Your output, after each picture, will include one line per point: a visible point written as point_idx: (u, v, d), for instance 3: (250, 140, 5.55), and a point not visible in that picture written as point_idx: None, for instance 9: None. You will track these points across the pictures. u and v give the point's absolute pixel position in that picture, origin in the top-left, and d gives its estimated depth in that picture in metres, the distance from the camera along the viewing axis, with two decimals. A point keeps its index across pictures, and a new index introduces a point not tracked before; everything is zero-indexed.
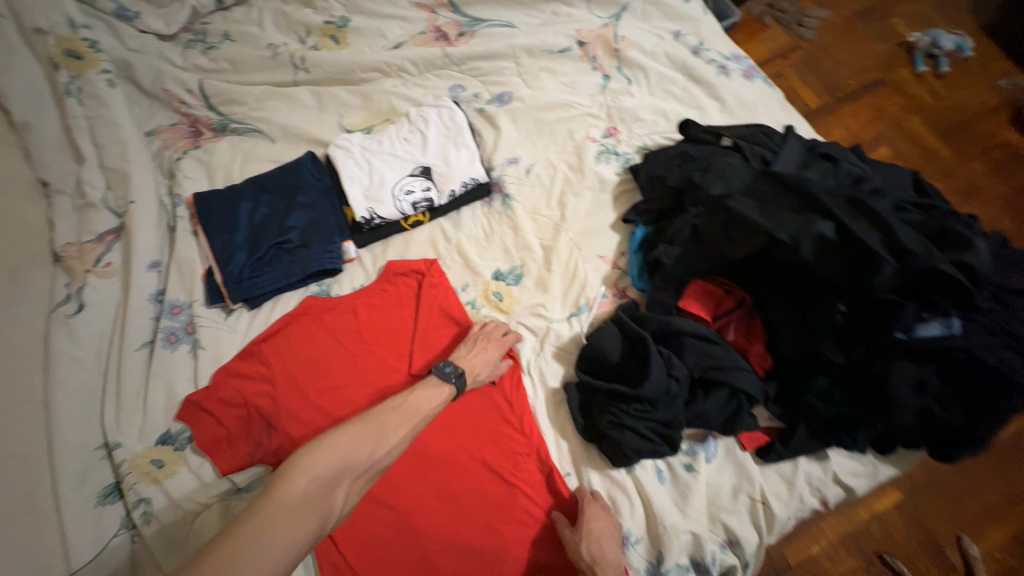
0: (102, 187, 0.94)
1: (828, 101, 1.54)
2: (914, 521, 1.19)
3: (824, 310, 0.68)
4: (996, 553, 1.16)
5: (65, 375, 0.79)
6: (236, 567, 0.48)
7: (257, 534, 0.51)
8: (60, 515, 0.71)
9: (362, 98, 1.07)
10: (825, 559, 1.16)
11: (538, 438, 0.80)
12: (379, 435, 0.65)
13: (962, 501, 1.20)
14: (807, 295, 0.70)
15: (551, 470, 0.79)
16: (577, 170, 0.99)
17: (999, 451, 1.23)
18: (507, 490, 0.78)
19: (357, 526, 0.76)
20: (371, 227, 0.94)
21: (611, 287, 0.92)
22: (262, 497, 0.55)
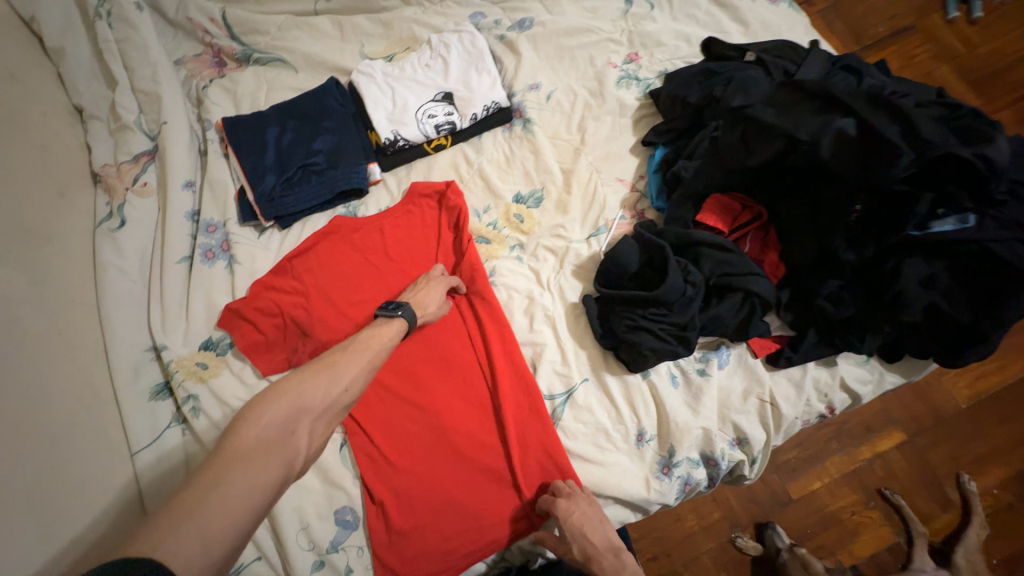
0: (135, 110, 0.97)
1: (855, 49, 1.50)
2: (916, 460, 1.22)
3: (839, 209, 0.72)
4: (995, 490, 1.20)
5: (113, 283, 0.84)
6: (200, 514, 0.46)
7: (216, 482, 0.48)
8: (119, 403, 0.78)
9: (383, 27, 1.08)
10: (826, 494, 1.21)
11: (514, 347, 0.84)
12: (329, 375, 0.64)
13: (968, 443, 1.23)
14: (824, 198, 0.73)
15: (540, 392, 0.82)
16: (597, 96, 1.00)
17: (1009, 395, 1.25)
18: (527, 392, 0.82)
19: (389, 423, 0.82)
20: (395, 149, 0.96)
21: (629, 210, 0.94)
22: (212, 451, 0.52)
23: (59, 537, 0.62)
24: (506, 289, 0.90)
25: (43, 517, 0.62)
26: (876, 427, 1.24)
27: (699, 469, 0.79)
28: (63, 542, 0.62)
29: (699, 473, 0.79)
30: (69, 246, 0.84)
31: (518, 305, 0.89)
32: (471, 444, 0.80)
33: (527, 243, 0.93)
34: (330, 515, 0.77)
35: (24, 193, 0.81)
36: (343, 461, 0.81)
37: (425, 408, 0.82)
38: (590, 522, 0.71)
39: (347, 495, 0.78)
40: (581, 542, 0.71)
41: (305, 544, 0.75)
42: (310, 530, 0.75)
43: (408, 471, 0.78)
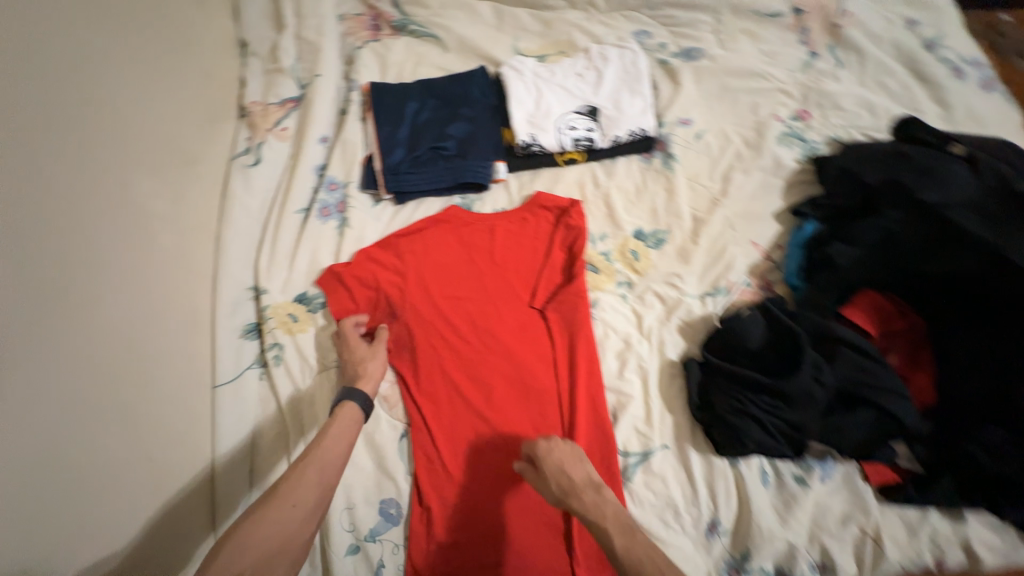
0: (293, 56, 1.00)
1: None
2: None
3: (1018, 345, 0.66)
4: None
5: (235, 217, 0.87)
6: None
7: None
8: (215, 333, 0.80)
9: (542, 25, 1.05)
10: None
11: (598, 387, 0.79)
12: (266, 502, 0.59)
13: None
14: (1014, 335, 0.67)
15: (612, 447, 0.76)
16: (752, 147, 0.91)
17: None
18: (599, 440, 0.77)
19: (453, 428, 0.79)
20: (527, 152, 0.92)
21: (757, 278, 0.86)
22: None
23: (137, 454, 0.65)
24: (604, 327, 0.84)
25: (132, 429, 0.65)
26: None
27: None
28: (141, 460, 0.65)
29: None
30: (206, 172, 0.87)
31: (611, 347, 0.83)
32: (530, 477, 0.76)
33: (638, 284, 0.87)
34: (374, 503, 0.76)
35: (182, 117, 0.86)
36: (399, 454, 0.79)
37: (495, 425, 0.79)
38: (570, 457, 0.68)
39: (395, 489, 0.77)
40: (559, 476, 0.66)
41: (345, 525, 0.74)
42: (354, 512, 0.75)
43: (460, 484, 0.76)
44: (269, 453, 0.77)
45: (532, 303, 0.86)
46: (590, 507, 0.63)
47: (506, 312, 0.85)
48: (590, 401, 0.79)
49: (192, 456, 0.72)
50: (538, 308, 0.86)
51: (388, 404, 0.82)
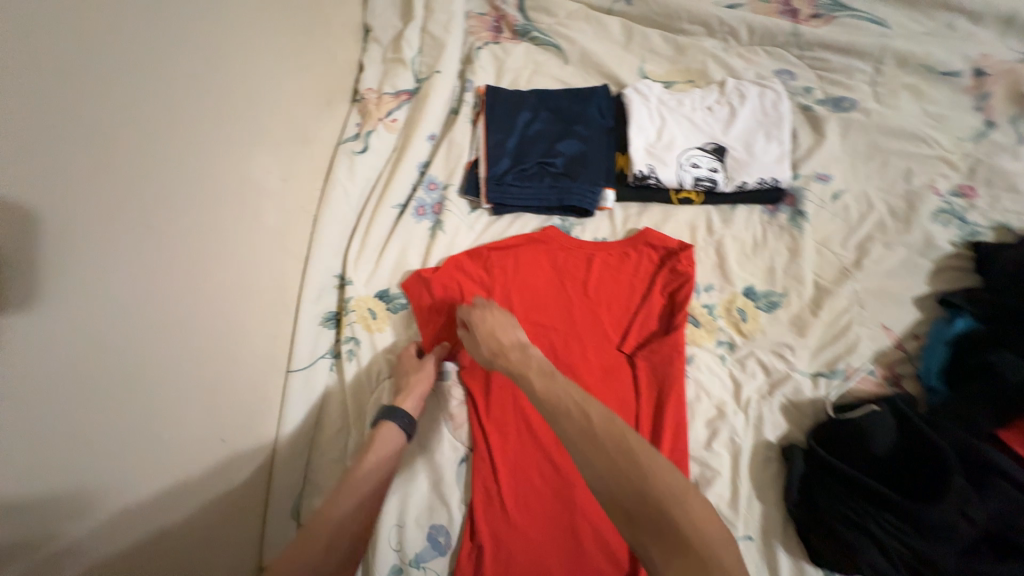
0: (415, 49, 0.98)
1: None
2: None
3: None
4: None
5: (335, 202, 0.85)
6: None
7: None
8: (297, 317, 0.78)
9: (674, 50, 0.98)
10: None
11: (682, 455, 0.71)
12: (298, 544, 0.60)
13: None
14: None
15: None
16: (899, 218, 0.81)
17: None
18: None
19: (519, 465, 0.74)
20: (640, 184, 0.86)
21: (883, 368, 0.75)
22: None
23: (213, 433, 0.63)
24: (697, 388, 0.76)
25: (216, 404, 0.64)
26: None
27: None
28: (215, 440, 0.64)
29: None
30: (316, 152, 0.86)
31: (702, 412, 0.75)
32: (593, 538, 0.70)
33: (741, 347, 0.79)
34: (424, 527, 0.72)
35: (304, 94, 0.85)
36: (458, 479, 0.75)
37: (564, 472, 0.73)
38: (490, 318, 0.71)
39: (447, 516, 0.73)
40: (490, 338, 0.68)
41: (392, 542, 0.71)
42: (403, 531, 0.71)
43: (519, 529, 0.70)
44: (330, 447, 0.76)
45: (621, 346, 0.80)
46: (514, 361, 0.64)
47: (592, 351, 0.79)
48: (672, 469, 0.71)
49: (259, 440, 0.71)
50: (626, 353, 0.80)
51: (454, 422, 0.78)
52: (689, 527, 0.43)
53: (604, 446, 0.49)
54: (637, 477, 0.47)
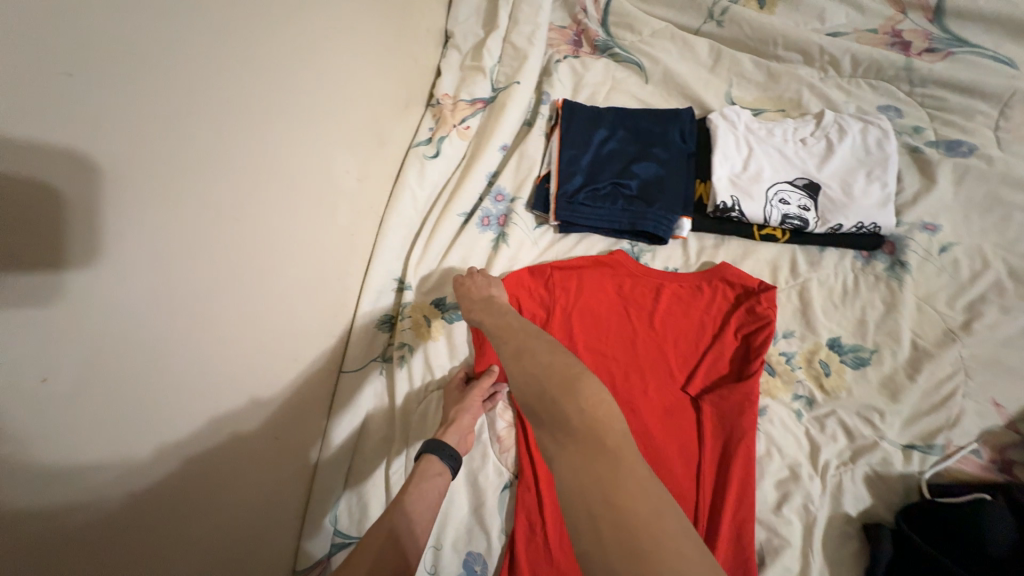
0: (494, 58, 0.97)
1: None
2: None
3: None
4: None
5: (403, 205, 0.84)
6: None
7: None
8: (356, 318, 0.78)
9: (766, 76, 0.92)
10: None
11: (747, 518, 0.64)
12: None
13: None
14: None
15: None
16: (1020, 281, 0.71)
17: None
18: None
19: None
20: (720, 215, 0.80)
21: (992, 450, 0.66)
22: None
23: (268, 432, 0.62)
24: (768, 443, 0.70)
25: (276, 402, 0.63)
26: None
27: None
28: (270, 437, 0.62)
29: None
30: (390, 154, 0.86)
31: (772, 471, 0.69)
32: None
33: (822, 405, 0.71)
34: (460, 552, 0.69)
35: (387, 95, 0.84)
36: (499, 506, 0.71)
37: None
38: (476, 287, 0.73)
39: (486, 544, 0.69)
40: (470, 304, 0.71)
41: (426, 564, 0.68)
42: (439, 554, 0.68)
43: (562, 574, 0.65)
44: (373, 453, 0.75)
45: (686, 386, 0.74)
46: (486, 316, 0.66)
47: (653, 388, 0.74)
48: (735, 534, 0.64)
49: (309, 438, 0.70)
50: (690, 395, 0.74)
51: (500, 444, 0.75)
52: (591, 419, 0.45)
53: (539, 365, 0.51)
54: (552, 388, 0.48)
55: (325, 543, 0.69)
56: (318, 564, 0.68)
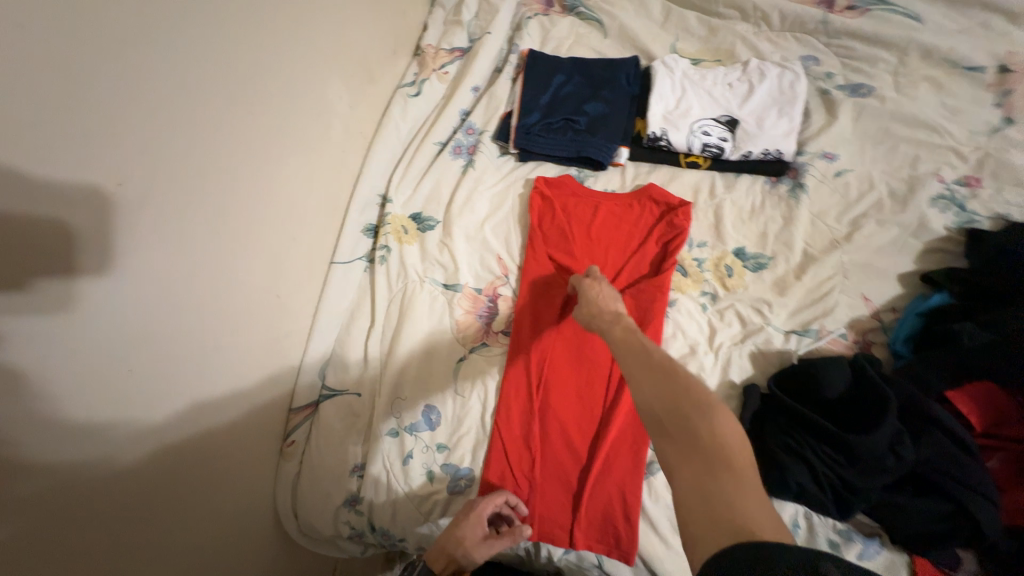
0: (472, 14, 1.12)
1: None
2: None
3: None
4: None
5: (388, 134, 1.01)
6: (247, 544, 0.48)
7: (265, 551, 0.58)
8: (344, 221, 0.95)
9: (707, 30, 1.05)
10: None
11: None
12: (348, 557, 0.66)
13: None
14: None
15: (641, 441, 0.77)
16: (897, 200, 0.85)
17: None
18: (632, 427, 0.79)
19: (509, 372, 0.85)
20: (653, 144, 0.95)
21: (855, 333, 0.80)
22: None
23: (270, 289, 0.79)
24: (674, 327, 0.85)
25: (277, 268, 0.81)
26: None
27: None
28: (273, 294, 0.80)
29: None
30: (378, 91, 1.02)
31: (675, 347, 0.83)
32: (559, 442, 0.81)
33: (722, 299, 0.86)
34: (421, 405, 0.85)
35: (374, 39, 1.00)
36: (454, 372, 0.87)
37: (548, 386, 0.84)
38: (611, 294, 0.70)
39: (440, 400, 0.85)
40: (598, 304, 0.67)
41: (393, 412, 0.85)
42: (403, 404, 0.85)
43: (499, 420, 0.82)
44: (355, 330, 0.92)
45: (613, 282, 0.89)
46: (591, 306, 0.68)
47: None
48: None
49: (302, 310, 0.88)
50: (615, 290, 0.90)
51: (458, 327, 0.90)
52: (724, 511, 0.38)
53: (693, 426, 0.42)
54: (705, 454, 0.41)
55: (315, 393, 0.88)
56: (309, 406, 0.87)
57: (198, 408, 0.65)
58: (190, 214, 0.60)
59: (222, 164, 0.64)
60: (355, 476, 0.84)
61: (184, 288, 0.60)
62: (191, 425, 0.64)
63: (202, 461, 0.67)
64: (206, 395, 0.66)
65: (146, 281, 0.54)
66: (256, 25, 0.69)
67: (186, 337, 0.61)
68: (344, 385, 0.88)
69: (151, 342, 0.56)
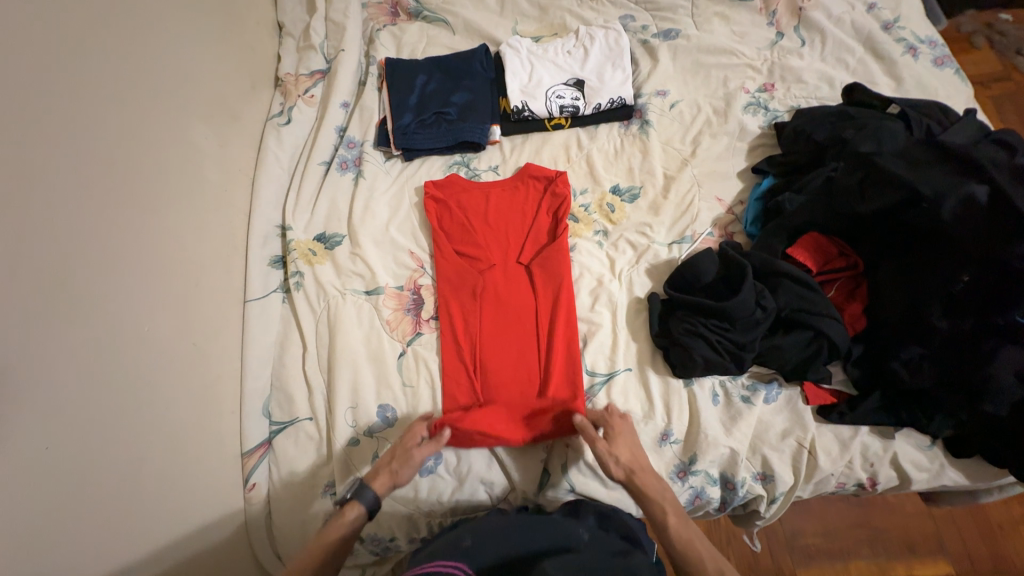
0: (322, 36, 1.16)
1: (1014, 122, 1.54)
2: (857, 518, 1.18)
3: (939, 262, 0.71)
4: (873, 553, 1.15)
5: (268, 166, 1.02)
6: None
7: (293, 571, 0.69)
8: (248, 259, 0.95)
9: (539, 10, 1.18)
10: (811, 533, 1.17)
11: (573, 330, 0.89)
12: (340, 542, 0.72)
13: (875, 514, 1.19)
14: (946, 265, 0.70)
15: (577, 390, 0.85)
16: (721, 115, 1.02)
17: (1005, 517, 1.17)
18: (567, 379, 0.86)
19: (449, 362, 0.90)
20: (519, 117, 1.06)
21: (719, 229, 0.95)
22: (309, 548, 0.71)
23: (182, 340, 0.79)
24: (579, 267, 0.95)
25: (184, 318, 0.80)
26: (918, 548, 1.15)
27: (715, 485, 0.79)
28: (187, 344, 0.80)
29: (755, 488, 0.79)
30: (246, 127, 1.03)
31: (586, 284, 0.94)
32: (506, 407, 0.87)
33: (612, 232, 0.98)
34: (374, 406, 0.88)
35: (226, 77, 1.00)
36: (398, 367, 0.91)
37: (487, 364, 0.89)
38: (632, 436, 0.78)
39: (392, 395, 0.89)
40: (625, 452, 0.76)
41: (348, 421, 0.87)
42: (356, 411, 0.87)
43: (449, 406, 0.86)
44: (289, 359, 0.92)
45: (521, 258, 0.97)
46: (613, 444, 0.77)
47: (501, 266, 0.97)
48: (566, 345, 0.89)
49: (226, 354, 0.87)
50: (525, 266, 0.97)
51: (389, 326, 0.94)
52: None
53: None
54: None
55: (265, 430, 0.88)
56: (263, 444, 0.87)
57: (129, 463, 0.66)
58: (55, 281, 0.60)
59: (88, 226, 0.66)
60: (329, 493, 0.84)
61: (77, 350, 0.61)
62: (124, 484, 0.65)
63: (147, 516, 0.67)
64: (133, 451, 0.67)
65: (28, 352, 0.55)
66: (89, 84, 0.69)
67: (90, 399, 0.62)
68: (293, 415, 0.89)
69: (55, 407, 0.58)
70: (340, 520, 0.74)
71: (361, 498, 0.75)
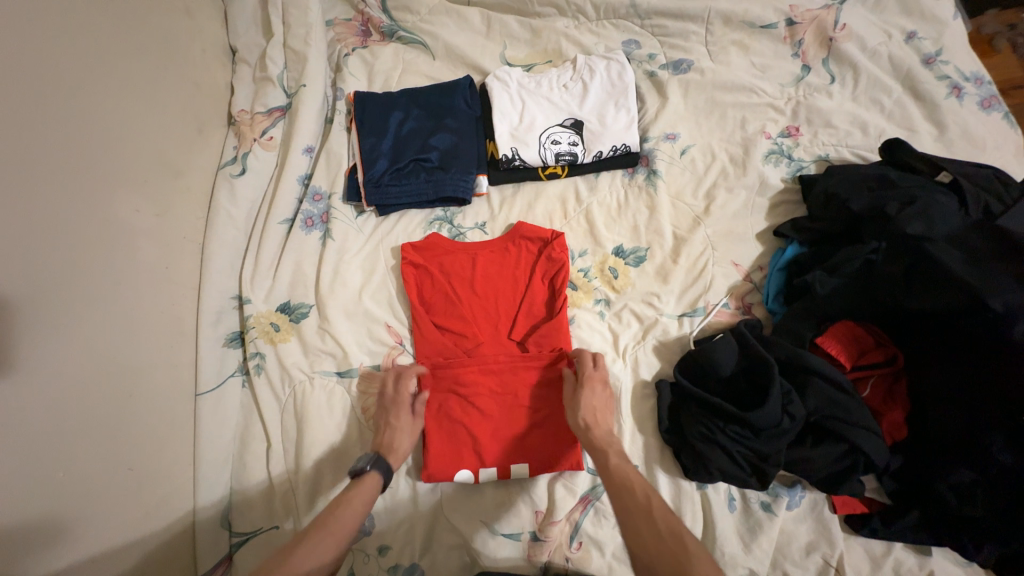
0: (281, 65, 1.01)
1: None
2: None
3: (1004, 383, 0.62)
4: None
5: (220, 228, 0.88)
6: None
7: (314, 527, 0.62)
8: (199, 342, 0.82)
9: (531, 33, 1.03)
10: None
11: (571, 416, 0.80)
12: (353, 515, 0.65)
13: None
14: (1013, 391, 0.61)
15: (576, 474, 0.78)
16: (738, 164, 0.89)
17: None
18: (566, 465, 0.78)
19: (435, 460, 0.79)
20: (509, 166, 0.93)
21: (735, 299, 0.83)
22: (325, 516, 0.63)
23: (115, 465, 0.66)
24: (579, 344, 0.84)
25: (118, 436, 0.67)
26: None
27: None
28: (122, 469, 0.67)
29: None
30: (193, 181, 0.89)
31: None
32: (502, 506, 0.77)
33: (615, 302, 0.86)
34: None
35: (166, 124, 0.85)
36: None
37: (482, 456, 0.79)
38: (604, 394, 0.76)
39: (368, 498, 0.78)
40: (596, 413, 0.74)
41: None
42: None
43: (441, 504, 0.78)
44: (251, 457, 0.81)
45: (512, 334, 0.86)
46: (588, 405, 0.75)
47: (490, 342, 0.86)
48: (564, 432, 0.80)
49: (176, 462, 0.75)
50: (517, 341, 0.87)
51: (363, 416, 0.82)
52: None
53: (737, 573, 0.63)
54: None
55: (224, 545, 0.76)
56: (220, 563, 0.76)
57: None
58: None
59: None
60: None
61: None
62: None
63: None
64: None
65: None
66: None
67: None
68: (256, 524, 0.78)
69: None
70: (349, 490, 0.67)
71: (378, 469, 0.70)
